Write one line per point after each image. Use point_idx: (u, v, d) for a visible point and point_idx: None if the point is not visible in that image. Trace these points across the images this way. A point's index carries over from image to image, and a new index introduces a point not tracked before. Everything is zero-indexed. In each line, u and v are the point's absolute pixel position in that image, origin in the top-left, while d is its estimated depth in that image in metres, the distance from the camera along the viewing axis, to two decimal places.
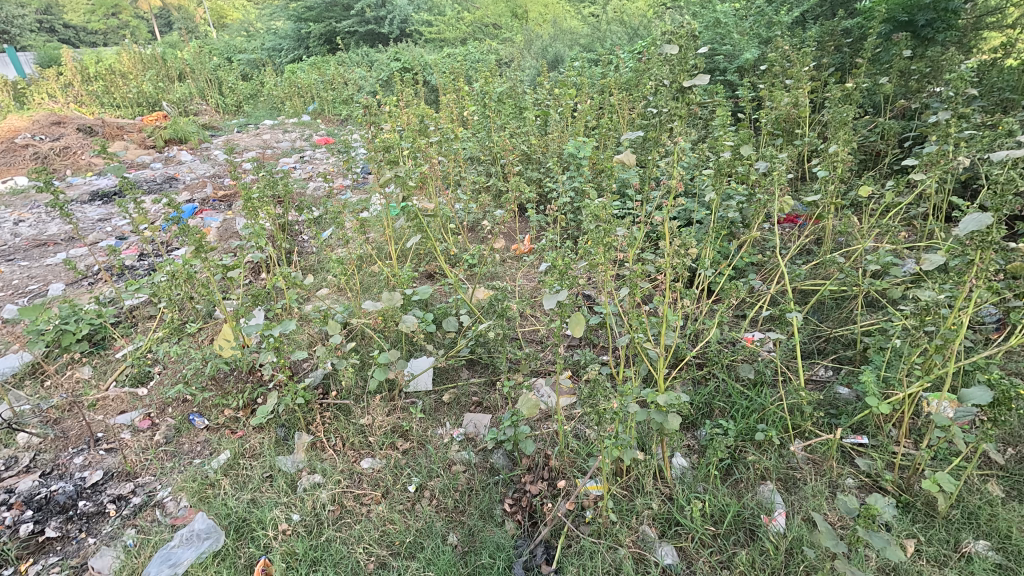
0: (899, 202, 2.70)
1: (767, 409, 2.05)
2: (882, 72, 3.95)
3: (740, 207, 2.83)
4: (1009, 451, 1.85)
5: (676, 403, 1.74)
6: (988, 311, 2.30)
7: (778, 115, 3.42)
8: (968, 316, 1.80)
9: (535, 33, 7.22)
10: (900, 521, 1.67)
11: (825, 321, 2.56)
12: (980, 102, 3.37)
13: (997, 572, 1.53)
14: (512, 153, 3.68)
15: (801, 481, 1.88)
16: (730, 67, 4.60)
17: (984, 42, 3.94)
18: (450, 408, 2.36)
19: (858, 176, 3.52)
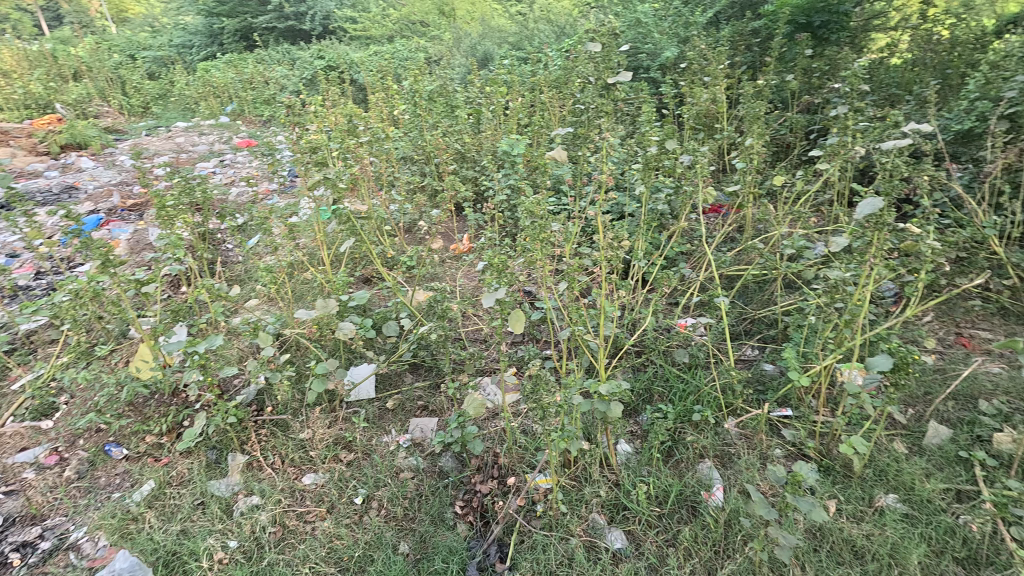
0: (809, 190, 2.91)
1: (702, 391, 2.16)
2: (788, 69, 4.27)
3: (669, 199, 2.96)
4: (910, 412, 2.05)
5: (617, 391, 1.80)
6: (887, 286, 2.53)
7: (698, 111, 3.61)
8: (870, 291, 1.98)
9: (463, 31, 7.18)
10: (822, 484, 1.81)
11: (750, 304, 2.72)
12: (871, 98, 3.72)
13: (905, 521, 1.69)
14: (445, 152, 3.65)
15: (735, 455, 1.99)
16: (652, 65, 4.79)
17: (872, 42, 4.34)
18: (394, 415, 2.31)
19: (773, 167, 3.77)
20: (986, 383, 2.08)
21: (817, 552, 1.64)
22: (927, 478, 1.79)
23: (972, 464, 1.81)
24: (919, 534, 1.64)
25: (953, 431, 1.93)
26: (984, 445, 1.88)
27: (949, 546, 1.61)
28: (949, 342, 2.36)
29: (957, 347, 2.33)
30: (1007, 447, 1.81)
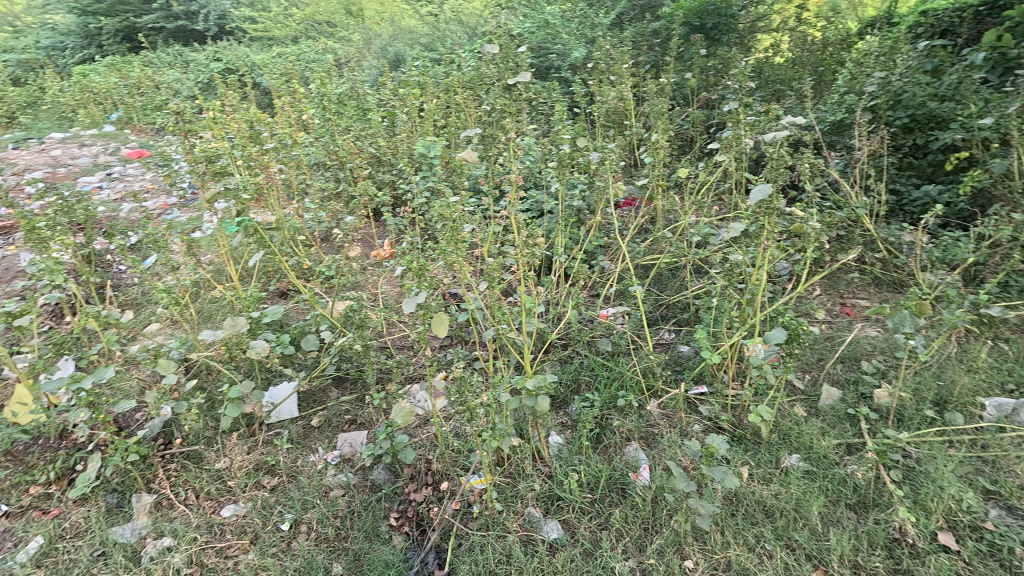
0: (711, 181, 3.12)
1: (625, 376, 2.26)
2: (686, 68, 4.55)
3: (584, 195, 3.07)
4: (807, 377, 2.27)
5: (543, 385, 1.84)
6: (781, 265, 2.78)
7: (607, 109, 3.76)
8: (764, 271, 2.17)
9: (373, 32, 7.00)
10: (734, 453, 1.95)
11: (665, 290, 2.88)
12: (759, 94, 4.06)
13: (807, 477, 1.85)
14: (359, 157, 3.55)
15: (659, 435, 2.09)
16: (563, 65, 4.93)
17: (758, 42, 4.74)
18: (320, 432, 2.21)
19: (679, 160, 4.01)
20: (866, 346, 2.34)
21: (733, 516, 1.77)
22: (823, 435, 1.98)
23: (858, 419, 2.03)
24: (818, 487, 1.81)
25: (841, 391, 2.15)
26: (867, 401, 2.11)
27: (843, 494, 1.78)
28: (835, 312, 2.63)
29: (842, 316, 2.60)
30: (885, 400, 2.04)
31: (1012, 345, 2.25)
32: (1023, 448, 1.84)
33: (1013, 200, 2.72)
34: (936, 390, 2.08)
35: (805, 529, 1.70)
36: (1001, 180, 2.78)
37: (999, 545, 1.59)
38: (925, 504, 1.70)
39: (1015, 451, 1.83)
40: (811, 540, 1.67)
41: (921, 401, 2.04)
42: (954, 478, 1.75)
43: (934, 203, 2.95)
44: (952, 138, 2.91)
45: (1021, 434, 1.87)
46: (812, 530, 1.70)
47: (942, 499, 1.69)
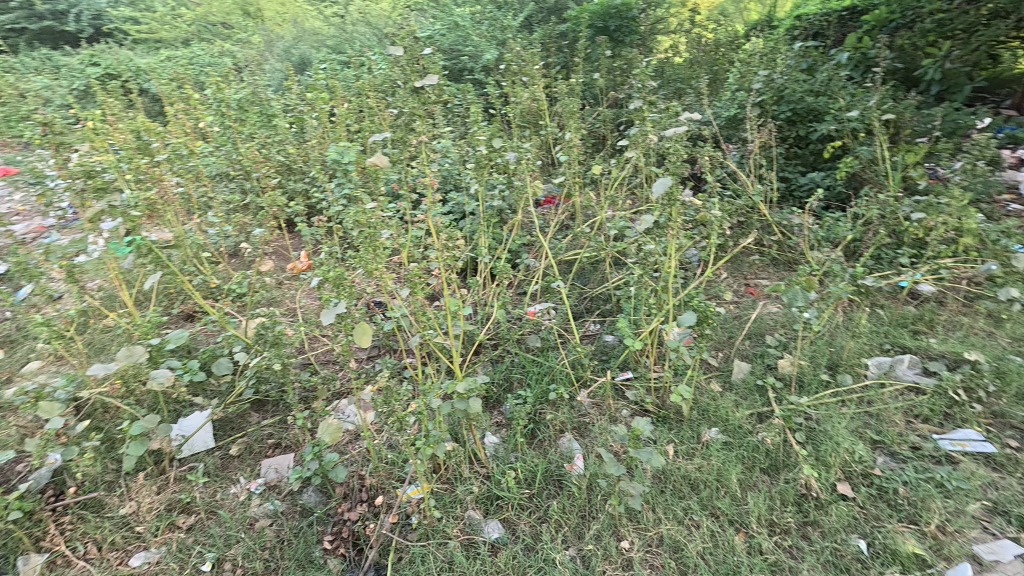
0: (623, 176, 3.28)
1: (555, 370, 2.31)
2: (594, 68, 4.74)
3: (504, 195, 3.11)
4: (720, 355, 2.44)
5: (474, 387, 1.83)
6: (691, 252, 2.97)
7: (521, 109, 3.83)
8: (675, 259, 2.30)
9: (274, 33, 6.64)
10: (660, 433, 2.06)
11: (588, 284, 2.99)
12: (662, 92, 4.30)
13: (726, 448, 1.99)
14: (266, 165, 3.36)
15: (590, 424, 2.16)
16: (475, 67, 4.95)
17: (658, 44, 5.03)
18: (241, 461, 2.07)
19: (593, 157, 4.16)
20: (768, 321, 2.56)
21: (662, 493, 1.86)
22: (736, 407, 2.13)
23: (766, 389, 2.20)
24: (735, 456, 1.94)
25: (750, 365, 2.34)
26: (772, 371, 2.30)
27: (757, 460, 1.92)
28: (741, 293, 2.85)
29: (747, 296, 2.82)
30: (787, 369, 2.23)
31: (886, 309, 2.55)
32: (900, 399, 2.08)
33: (879, 182, 3.08)
34: (829, 356, 2.31)
35: (726, 496, 1.82)
36: (869, 165, 3.13)
37: (886, 488, 1.78)
38: (825, 459, 1.86)
39: (895, 403, 2.07)
40: (732, 506, 1.79)
41: (817, 366, 2.26)
42: (847, 433, 1.94)
43: (817, 187, 3.28)
44: (827, 129, 3.25)
45: (898, 387, 2.12)
46: (732, 497, 1.82)
47: (839, 453, 1.87)
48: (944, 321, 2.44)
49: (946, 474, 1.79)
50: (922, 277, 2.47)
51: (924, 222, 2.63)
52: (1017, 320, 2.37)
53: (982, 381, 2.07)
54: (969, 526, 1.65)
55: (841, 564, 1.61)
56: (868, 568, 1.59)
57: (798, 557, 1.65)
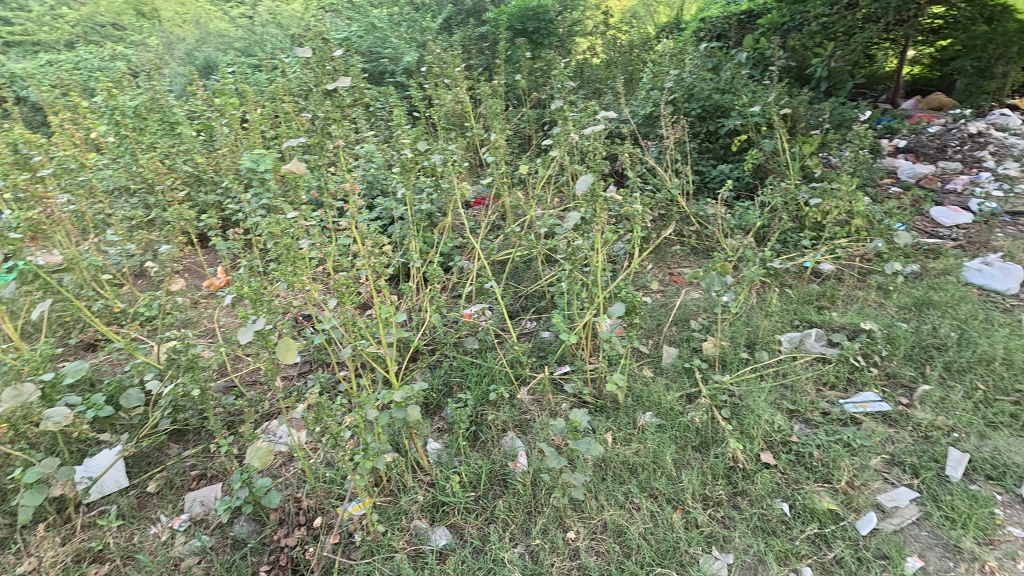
0: (550, 175, 3.35)
1: (494, 370, 2.32)
2: (516, 70, 4.80)
3: (432, 198, 3.08)
4: (650, 342, 2.56)
5: (411, 394, 1.80)
6: (618, 245, 3.09)
7: (446, 111, 3.82)
8: (602, 253, 2.38)
9: (174, 36, 6.17)
10: (599, 422, 2.12)
11: (522, 282, 3.04)
12: (582, 92, 4.43)
13: (660, 430, 2.08)
14: (172, 177, 3.13)
15: (532, 420, 2.19)
16: (396, 69, 4.86)
17: (576, 46, 5.18)
18: (161, 497, 1.91)
19: (520, 157, 4.22)
20: (692, 307, 2.71)
21: (603, 480, 1.91)
22: (668, 391, 2.24)
23: (693, 370, 2.33)
24: (669, 437, 2.03)
25: (677, 349, 2.46)
26: (698, 354, 2.44)
27: (689, 439, 2.03)
28: (666, 281, 3.00)
29: (672, 284, 2.97)
30: (711, 351, 2.38)
31: (793, 288, 2.78)
32: (810, 369, 2.27)
33: (781, 172, 3.34)
34: (747, 335, 2.48)
35: (663, 476, 1.90)
36: (771, 156, 3.39)
37: (803, 452, 1.93)
38: (749, 431, 1.99)
39: (806, 373, 2.25)
40: (669, 485, 1.87)
41: (737, 345, 2.42)
42: (767, 405, 2.09)
43: (727, 179, 3.51)
44: (733, 124, 3.48)
45: (808, 359, 2.30)
46: (669, 476, 1.90)
47: (761, 424, 2.01)
48: (843, 295, 2.68)
49: (851, 434, 1.96)
50: (822, 257, 2.71)
51: (820, 207, 2.88)
52: (901, 290, 2.65)
53: (876, 347, 2.30)
54: (872, 478, 1.83)
55: (767, 527, 1.72)
56: (791, 528, 1.72)
57: (730, 526, 1.75)
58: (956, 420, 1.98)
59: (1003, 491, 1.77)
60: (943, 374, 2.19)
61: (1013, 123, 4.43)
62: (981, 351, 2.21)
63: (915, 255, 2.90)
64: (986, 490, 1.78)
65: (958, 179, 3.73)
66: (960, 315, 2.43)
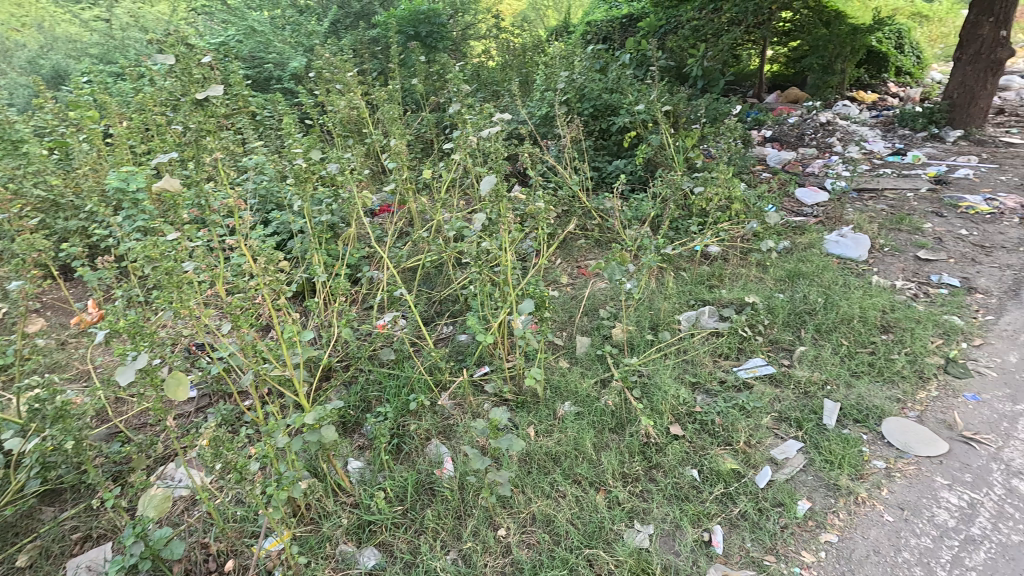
0: (454, 178, 3.35)
1: (413, 380, 2.29)
2: (412, 74, 4.74)
3: (332, 209, 2.97)
4: (564, 334, 2.66)
5: (324, 415, 1.72)
6: (526, 243, 3.17)
7: (340, 118, 3.69)
8: (510, 252, 2.42)
9: (11, 42, 5.40)
10: (520, 418, 2.16)
11: (435, 287, 3.02)
12: (479, 95, 4.47)
13: (579, 418, 2.16)
14: (20, 204, 2.74)
15: (455, 424, 2.18)
16: (283, 75, 4.60)
17: (471, 50, 5.22)
18: (35, 570, 1.67)
19: (423, 161, 4.18)
20: (599, 296, 2.85)
21: (529, 473, 1.95)
22: (583, 378, 2.34)
23: (605, 356, 2.45)
24: (587, 423, 2.12)
25: (589, 338, 2.57)
26: (608, 340, 2.56)
27: (605, 422, 2.13)
28: (575, 275, 3.13)
29: (580, 277, 3.11)
30: (620, 336, 2.51)
31: (687, 271, 3.01)
32: (707, 344, 2.47)
33: (668, 164, 3.61)
34: (651, 318, 2.65)
35: (584, 461, 1.98)
36: (659, 150, 3.65)
37: (706, 420, 2.10)
38: (658, 407, 2.13)
39: (703, 347, 2.45)
40: (591, 469, 1.95)
41: (642, 329, 2.58)
42: (672, 381, 2.24)
43: (622, 173, 3.72)
44: (623, 122, 3.70)
45: (704, 334, 2.51)
46: (590, 460, 1.98)
47: (669, 399, 2.15)
48: (729, 274, 2.95)
49: (745, 398, 2.17)
50: (709, 240, 2.96)
51: (704, 194, 3.15)
52: (777, 264, 2.97)
53: (760, 317, 2.55)
54: (765, 435, 2.03)
55: (681, 494, 1.85)
56: (701, 491, 1.86)
57: (648, 498, 1.86)
58: (827, 374, 2.25)
59: (868, 430, 2.04)
60: (815, 335, 2.48)
61: (853, 112, 5.12)
62: (843, 311, 2.53)
63: (785, 232, 3.25)
64: (855, 432, 2.04)
65: (814, 163, 4.25)
66: (824, 282, 2.77)
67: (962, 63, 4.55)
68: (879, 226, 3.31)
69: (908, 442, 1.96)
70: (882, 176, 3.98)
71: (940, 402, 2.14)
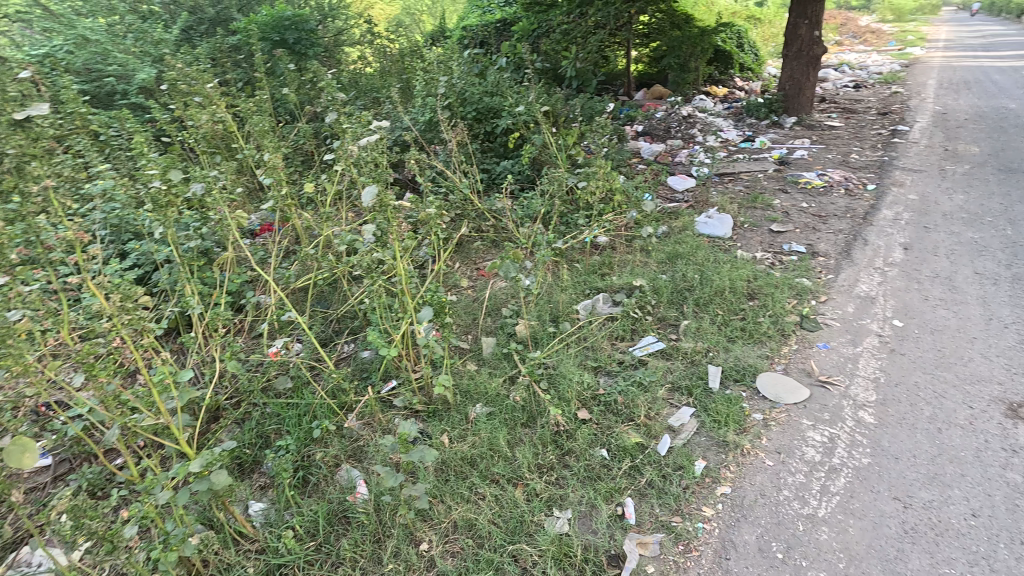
0: (339, 190, 3.21)
1: (314, 407, 2.17)
2: (282, 84, 4.46)
3: (202, 233, 2.71)
4: (470, 337, 2.67)
5: (212, 459, 1.57)
6: (423, 250, 3.13)
7: (203, 133, 3.38)
8: (404, 261, 2.37)
9: None
10: (433, 427, 2.14)
11: (331, 306, 2.89)
12: (359, 103, 4.33)
13: (491, 418, 2.18)
14: None
15: (365, 445, 2.09)
16: (128, 89, 4.11)
17: (345, 57, 5.03)
18: None
19: (305, 174, 3.96)
20: (500, 296, 2.90)
21: (446, 482, 1.94)
22: (491, 378, 2.36)
23: (511, 353, 2.49)
24: (499, 421, 2.14)
25: (494, 338, 2.61)
26: (513, 337, 2.61)
27: (517, 418, 2.17)
28: (475, 277, 3.16)
29: (480, 279, 3.14)
30: (523, 332, 2.57)
31: (580, 262, 3.16)
32: (604, 328, 2.62)
33: (552, 162, 3.75)
34: (551, 310, 2.74)
35: (500, 460, 2.00)
36: (542, 150, 3.78)
37: (610, 401, 2.22)
38: (565, 396, 2.22)
39: (601, 332, 2.59)
40: (507, 466, 1.97)
41: (544, 322, 2.66)
42: (575, 368, 2.34)
43: (509, 174, 3.81)
44: (505, 124, 3.78)
45: (601, 320, 2.65)
46: (505, 457, 2.01)
47: (574, 386, 2.25)
48: (618, 261, 3.14)
49: (642, 374, 2.32)
50: (596, 231, 3.13)
51: (587, 188, 3.32)
52: (657, 248, 3.22)
53: (648, 298, 2.75)
54: (662, 407, 2.19)
55: (593, 475, 1.94)
56: (611, 468, 1.96)
57: (564, 484, 1.92)
58: (708, 342, 2.49)
59: (746, 388, 2.28)
60: (695, 309, 2.72)
61: (708, 106, 5.70)
62: (716, 285, 2.80)
63: (663, 218, 3.54)
64: (736, 391, 2.27)
65: (681, 153, 4.66)
66: (699, 260, 3.05)
67: (789, 60, 5.25)
68: (739, 205, 3.72)
69: (778, 393, 2.23)
70: (737, 161, 4.47)
71: (799, 354, 2.45)
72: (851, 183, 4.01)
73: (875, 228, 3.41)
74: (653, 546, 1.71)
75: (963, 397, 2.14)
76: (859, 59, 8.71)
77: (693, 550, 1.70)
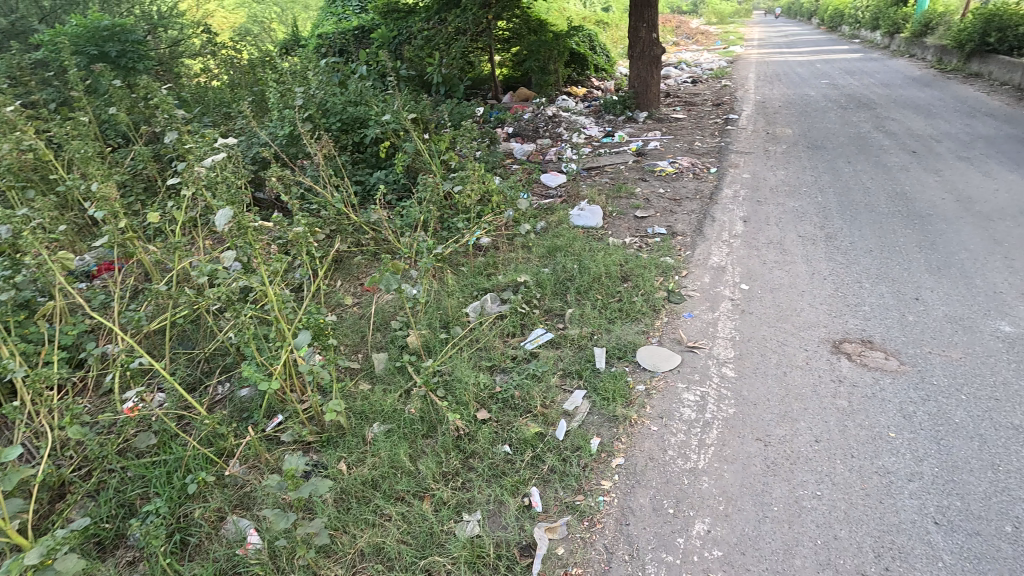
0: (193, 217, 2.91)
1: (187, 460, 1.95)
2: (108, 102, 3.93)
3: (18, 283, 2.30)
4: (360, 356, 2.57)
5: (56, 543, 1.35)
6: (298, 271, 2.94)
7: (7, 165, 2.86)
8: (273, 286, 2.21)
9: None
10: (328, 456, 2.02)
11: (198, 345, 2.61)
12: (206, 120, 3.96)
13: (390, 435, 2.12)
14: None
15: (252, 489, 1.92)
16: None
17: (184, 71, 4.55)
18: None
19: (150, 202, 3.54)
20: (387, 309, 2.83)
21: (348, 510, 1.85)
22: (386, 395, 2.30)
23: (404, 366, 2.44)
24: (398, 437, 2.09)
25: (386, 353, 2.54)
26: (405, 349, 2.56)
27: (416, 430, 2.13)
28: (359, 293, 3.06)
29: (364, 294, 3.04)
30: (415, 343, 2.53)
31: (465, 265, 3.19)
32: (495, 327, 2.66)
33: (427, 169, 3.74)
34: (440, 317, 2.73)
35: (403, 476, 1.95)
36: (415, 156, 3.75)
37: (507, 397, 2.26)
38: (463, 400, 2.22)
39: (492, 332, 2.63)
40: (411, 481, 1.93)
41: (435, 330, 2.65)
42: (470, 370, 2.36)
43: (384, 184, 3.72)
44: (373, 133, 3.68)
45: (491, 320, 2.69)
46: (408, 472, 1.96)
47: (471, 389, 2.26)
48: (502, 260, 3.22)
49: (535, 366, 2.40)
50: (477, 233, 3.18)
51: (463, 192, 3.35)
52: (537, 243, 3.35)
53: (533, 292, 2.85)
54: (556, 394, 2.29)
55: (498, 472, 1.97)
56: (515, 462, 2.00)
57: (470, 487, 1.92)
58: (592, 326, 2.65)
59: (629, 363, 2.46)
60: (577, 297, 2.87)
61: (570, 105, 6.04)
62: (593, 272, 2.98)
63: (539, 214, 3.68)
64: (620, 367, 2.44)
65: (550, 151, 4.89)
66: (576, 250, 3.23)
67: (635, 60, 5.73)
68: (606, 196, 4.00)
69: (655, 363, 2.44)
70: (601, 155, 4.81)
71: (670, 325, 2.70)
72: (697, 167, 4.51)
73: (719, 205, 3.87)
74: (561, 528, 1.77)
75: (800, 342, 2.51)
76: (694, 58, 9.77)
77: (597, 523, 1.79)
